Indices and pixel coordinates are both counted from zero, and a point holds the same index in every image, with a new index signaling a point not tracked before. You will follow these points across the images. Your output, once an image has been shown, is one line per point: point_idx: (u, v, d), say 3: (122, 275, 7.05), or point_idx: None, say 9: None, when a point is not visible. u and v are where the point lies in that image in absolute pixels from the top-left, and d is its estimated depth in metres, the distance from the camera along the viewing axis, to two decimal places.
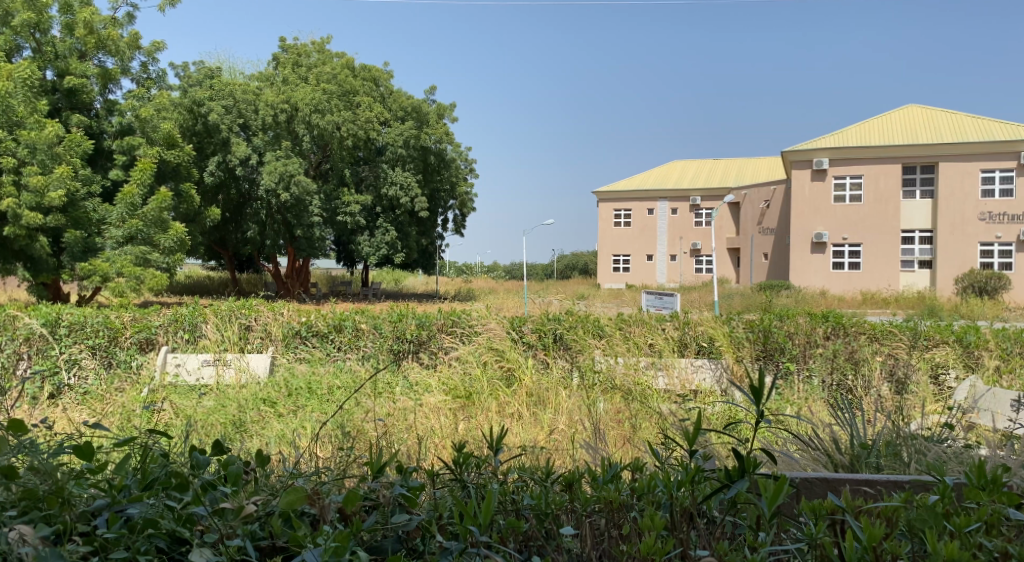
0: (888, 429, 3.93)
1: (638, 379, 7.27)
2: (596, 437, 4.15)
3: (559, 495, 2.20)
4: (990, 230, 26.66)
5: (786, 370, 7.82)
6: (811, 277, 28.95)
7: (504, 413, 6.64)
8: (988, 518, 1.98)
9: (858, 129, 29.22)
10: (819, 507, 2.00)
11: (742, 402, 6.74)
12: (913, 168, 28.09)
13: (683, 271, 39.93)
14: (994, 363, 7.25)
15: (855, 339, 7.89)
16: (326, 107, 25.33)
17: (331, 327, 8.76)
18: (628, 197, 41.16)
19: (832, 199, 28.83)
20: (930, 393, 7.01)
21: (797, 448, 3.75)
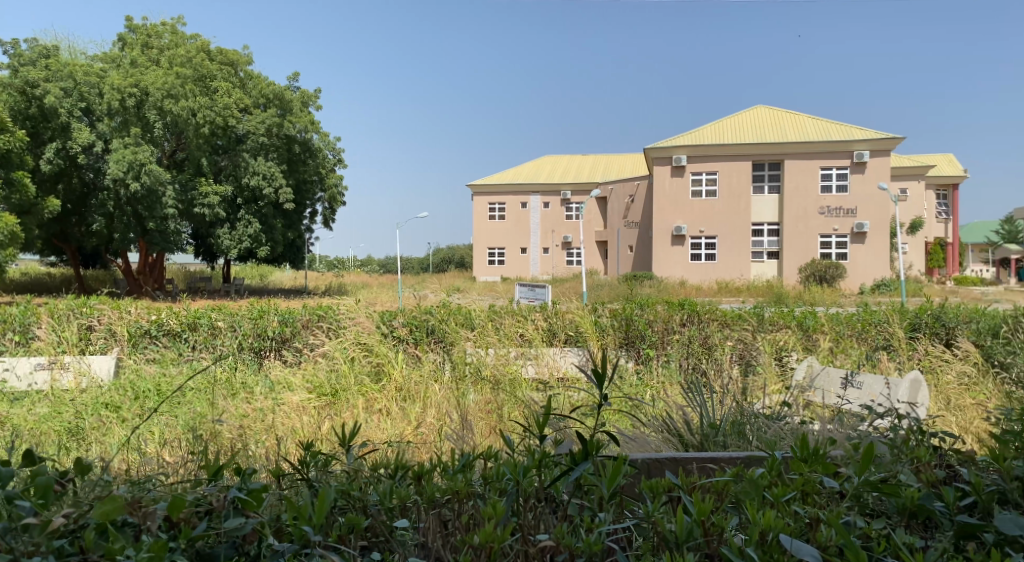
0: (734, 410, 4.20)
1: (508, 368, 7.38)
2: (462, 428, 4.23)
3: (404, 488, 2.16)
4: (829, 223, 28.78)
5: (646, 356, 8.16)
6: (673, 268, 30.22)
7: (371, 409, 6.56)
8: (803, 486, 2.13)
9: (714, 128, 30.73)
10: (656, 485, 2.09)
11: (609, 390, 7.04)
12: (762, 165, 29.85)
13: (556, 263, 40.90)
14: (828, 345, 7.87)
15: (710, 325, 8.27)
16: (179, 92, 24.01)
17: (185, 326, 8.32)
18: (501, 190, 41.52)
19: (690, 194, 30.23)
20: (773, 373, 7.52)
21: (653, 431, 3.96)
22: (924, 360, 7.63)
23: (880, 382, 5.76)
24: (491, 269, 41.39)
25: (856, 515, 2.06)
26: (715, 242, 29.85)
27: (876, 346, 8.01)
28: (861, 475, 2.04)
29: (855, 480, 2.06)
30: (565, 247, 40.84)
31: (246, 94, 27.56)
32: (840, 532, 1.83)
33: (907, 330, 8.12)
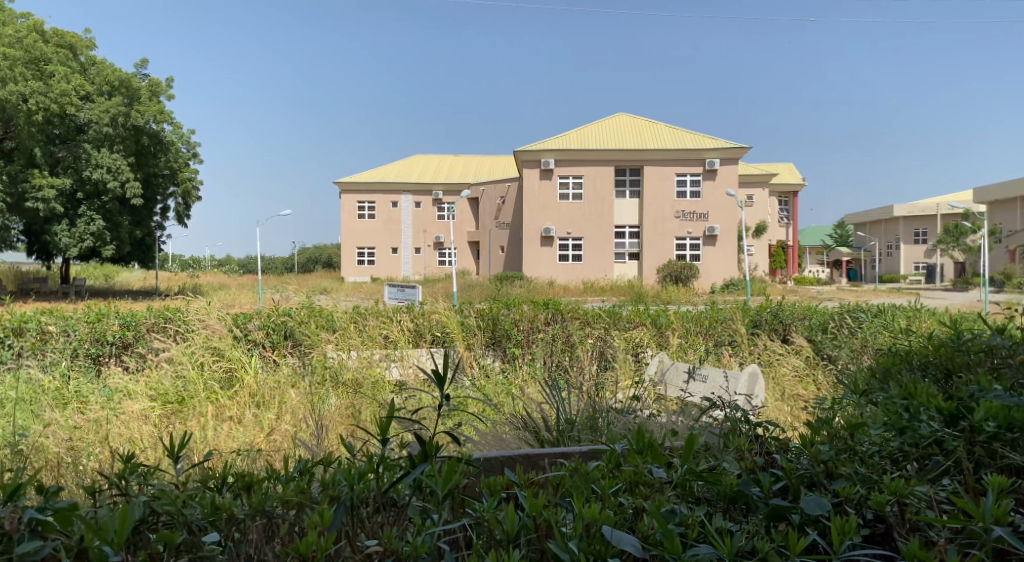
0: (589, 406, 4.26)
1: (370, 371, 7.24)
2: (317, 431, 4.10)
3: (230, 500, 2.09)
4: (683, 226, 30.15)
5: (512, 354, 8.21)
6: (541, 269, 30.65)
7: (221, 417, 6.25)
8: (631, 478, 2.19)
9: (579, 133, 31.54)
10: (493, 483, 2.11)
11: (472, 391, 7.07)
12: (623, 170, 30.91)
13: (428, 263, 40.83)
14: (675, 343, 8.24)
15: (573, 324, 8.44)
16: (7, 75, 22.00)
17: (9, 330, 7.58)
18: (370, 188, 40.54)
19: (558, 197, 30.82)
20: (626, 368, 7.76)
21: (511, 432, 4.02)
22: (763, 355, 8.14)
23: (720, 375, 6.07)
24: (360, 269, 40.32)
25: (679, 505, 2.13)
26: (581, 244, 30.56)
27: (720, 343, 8.44)
28: (684, 464, 2.12)
29: (679, 471, 2.14)
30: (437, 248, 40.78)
31: (88, 81, 25.67)
32: (658, 519, 1.88)
33: (749, 325, 8.59)
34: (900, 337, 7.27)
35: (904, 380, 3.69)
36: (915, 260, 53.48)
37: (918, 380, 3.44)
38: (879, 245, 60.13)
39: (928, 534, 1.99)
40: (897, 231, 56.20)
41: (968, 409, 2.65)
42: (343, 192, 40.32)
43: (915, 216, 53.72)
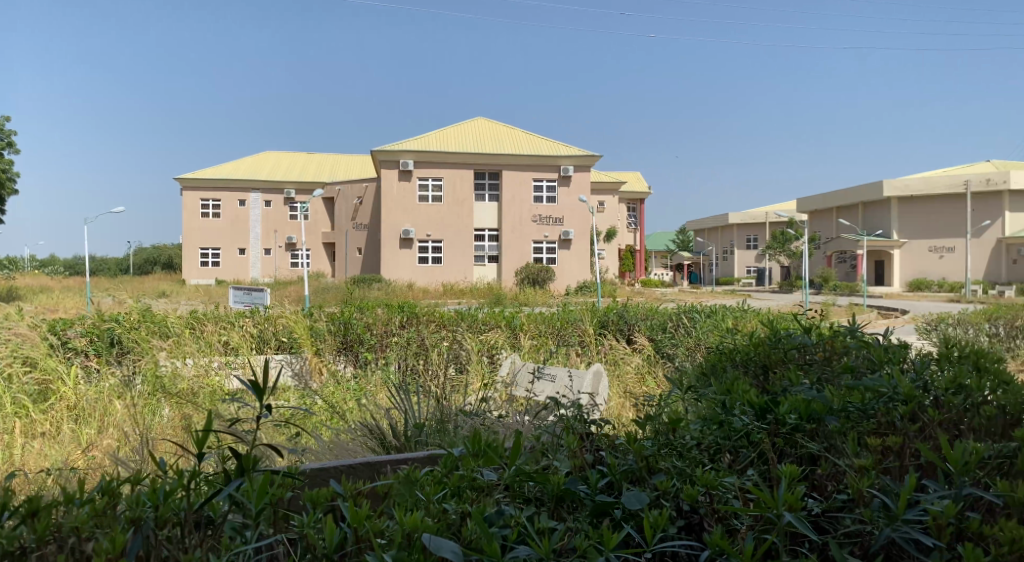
0: (436, 408, 4.59)
1: (208, 381, 6.91)
2: (139, 450, 4.02)
3: (23, 529, 2.00)
4: (540, 230, 30.78)
5: (364, 359, 8.11)
6: (398, 271, 30.14)
7: (33, 434, 5.76)
8: (459, 484, 2.21)
9: (438, 136, 31.47)
10: (317, 495, 2.09)
11: (321, 397, 6.95)
12: (483, 174, 31.17)
13: (279, 265, 39.40)
14: (529, 344, 8.41)
15: (428, 328, 8.49)
16: None
17: None
18: (217, 186, 38.38)
19: (417, 198, 30.47)
20: (479, 370, 7.69)
21: (357, 436, 4.24)
22: (607, 356, 8.39)
23: (563, 374, 6.30)
24: (203, 271, 38.03)
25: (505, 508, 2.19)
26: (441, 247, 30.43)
27: (565, 343, 8.72)
28: (511, 466, 2.19)
29: (508, 472, 2.21)
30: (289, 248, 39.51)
31: None
32: (478, 521, 1.92)
33: (596, 326, 8.97)
34: (731, 335, 7.79)
35: (727, 375, 3.99)
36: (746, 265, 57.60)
37: (737, 376, 3.73)
38: (715, 250, 64.31)
39: (730, 521, 2.15)
40: (731, 238, 60.39)
41: (775, 402, 2.90)
42: (185, 188, 38.00)
43: (747, 224, 57.96)
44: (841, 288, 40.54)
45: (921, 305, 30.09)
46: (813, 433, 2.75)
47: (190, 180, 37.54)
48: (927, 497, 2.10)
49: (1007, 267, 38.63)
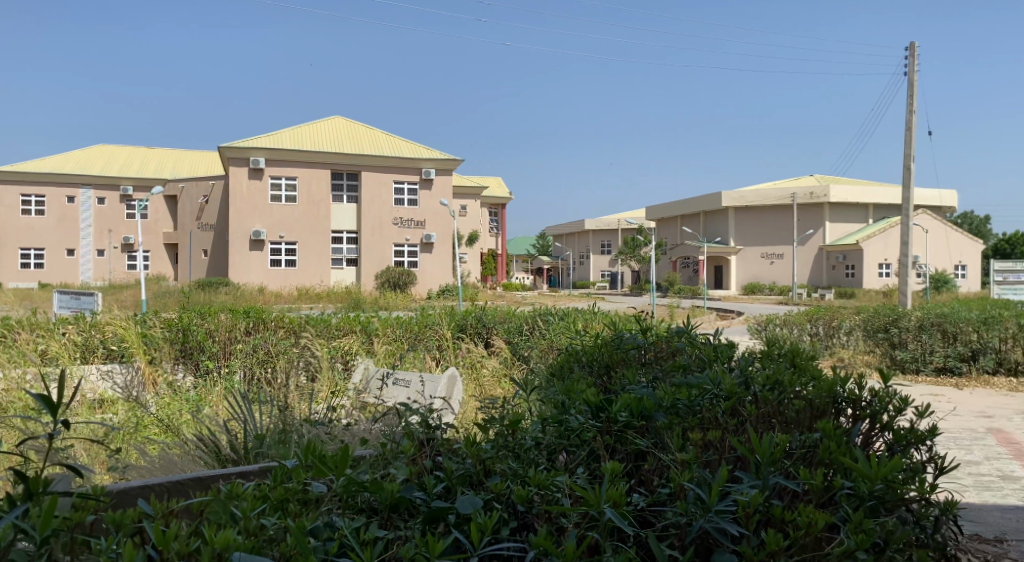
0: (281, 417, 4.57)
1: (22, 391, 6.34)
2: None
3: None
4: (402, 233, 30.48)
5: (205, 368, 8.01)
6: (248, 274, 28.69)
7: None
8: (282, 498, 2.16)
9: (292, 134, 30.36)
10: (123, 517, 1.98)
11: (153, 409, 6.48)
12: (340, 174, 30.30)
13: (113, 267, 36.70)
14: (384, 349, 8.27)
15: (276, 334, 8.45)
16: None
17: None
18: (42, 180, 35.17)
19: (269, 199, 29.14)
20: (331, 374, 7.43)
21: (187, 450, 4.15)
22: (465, 359, 8.37)
23: (420, 379, 6.27)
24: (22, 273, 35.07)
25: (331, 519, 2.15)
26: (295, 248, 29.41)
27: (423, 349, 8.68)
28: (339, 474, 2.14)
29: (339, 482, 2.14)
30: (125, 249, 36.91)
31: None
32: (295, 537, 1.86)
33: (454, 330, 9.09)
34: (581, 336, 8.10)
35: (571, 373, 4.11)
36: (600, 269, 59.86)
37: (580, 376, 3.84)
38: (573, 253, 66.34)
39: (558, 521, 2.21)
40: (587, 243, 62.58)
41: (610, 402, 3.01)
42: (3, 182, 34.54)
43: (601, 230, 60.23)
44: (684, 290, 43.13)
45: (756, 307, 32.37)
46: (643, 430, 2.87)
47: (8, 174, 34.29)
48: (737, 487, 2.26)
49: (827, 271, 42.13)
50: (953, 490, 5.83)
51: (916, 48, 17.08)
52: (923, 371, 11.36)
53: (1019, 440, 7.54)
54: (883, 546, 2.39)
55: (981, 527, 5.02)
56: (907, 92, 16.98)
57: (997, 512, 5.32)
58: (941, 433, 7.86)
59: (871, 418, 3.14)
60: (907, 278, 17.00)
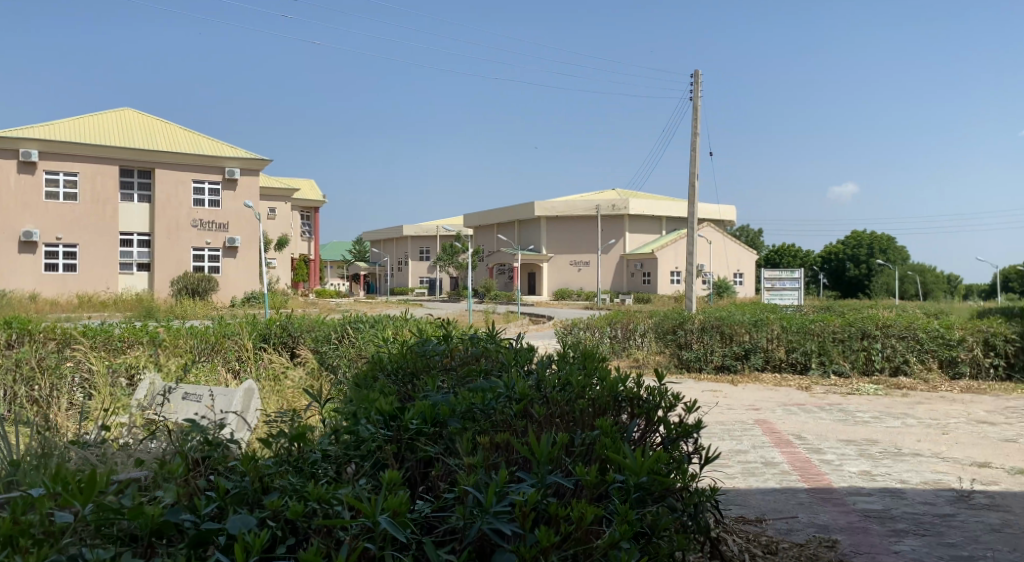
0: (48, 439, 4.13)
1: None
2: None
3: None
4: (201, 236, 28.69)
5: None
6: (18, 279, 25.49)
7: None
8: (18, 530, 1.95)
9: (71, 125, 27.50)
10: None
11: None
12: (130, 171, 27.83)
13: None
14: (175, 363, 7.78)
15: (45, 347, 7.69)
16: None
17: None
18: None
19: (43, 196, 26.16)
20: (107, 392, 6.94)
21: None
22: (266, 371, 8.17)
23: (209, 393, 5.92)
24: None
25: (79, 554, 1.97)
26: (75, 251, 26.53)
27: (218, 361, 8.35)
28: (86, 503, 1.98)
29: (87, 509, 1.98)
30: None
31: None
32: None
33: (256, 340, 8.64)
34: (400, 335, 7.66)
35: (374, 382, 4.05)
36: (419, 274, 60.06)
37: (379, 383, 3.80)
38: (392, 259, 66.10)
39: (335, 535, 2.17)
40: (406, 249, 62.60)
41: (404, 408, 2.99)
42: None
43: (420, 236, 60.41)
44: (501, 298, 44.95)
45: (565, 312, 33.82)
46: (435, 436, 2.88)
47: None
48: (513, 487, 2.35)
49: (627, 278, 44.66)
50: (722, 477, 6.41)
51: (699, 76, 18.76)
52: (705, 369, 12.38)
53: (780, 429, 8.44)
54: (647, 535, 2.58)
55: (745, 509, 5.54)
56: (691, 116, 18.49)
57: (759, 495, 5.90)
58: (716, 425, 8.62)
59: (647, 415, 3.37)
60: (694, 285, 18.38)
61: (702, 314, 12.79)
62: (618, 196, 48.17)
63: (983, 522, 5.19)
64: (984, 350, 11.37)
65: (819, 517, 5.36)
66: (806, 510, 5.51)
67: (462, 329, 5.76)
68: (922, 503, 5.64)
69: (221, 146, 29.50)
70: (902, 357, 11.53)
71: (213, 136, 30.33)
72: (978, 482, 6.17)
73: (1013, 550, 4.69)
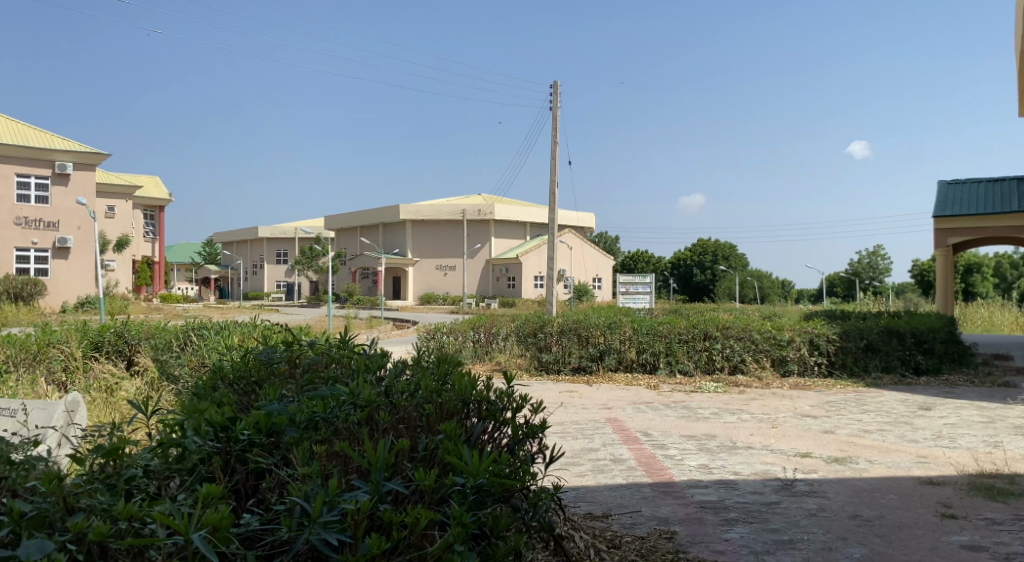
0: None
1: None
2: None
3: None
4: (26, 236, 26.28)
5: None
6: None
7: None
8: None
9: None
10: None
11: None
12: None
13: None
14: None
15: None
16: None
17: None
18: None
19: None
20: None
21: None
22: (96, 382, 7.55)
23: (22, 407, 5.36)
24: None
25: None
26: None
27: (40, 372, 7.67)
28: None
29: None
30: None
31: None
32: None
33: (86, 349, 8.06)
34: (247, 342, 7.23)
35: (213, 391, 3.83)
36: (276, 279, 57.88)
37: (216, 392, 3.58)
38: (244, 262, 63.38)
39: (146, 556, 2.05)
40: (262, 251, 60.16)
41: (237, 417, 2.84)
42: None
43: (277, 238, 58.21)
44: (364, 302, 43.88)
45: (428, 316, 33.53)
46: (270, 446, 2.75)
47: None
48: (345, 495, 2.32)
49: (493, 282, 44.84)
50: (571, 475, 6.55)
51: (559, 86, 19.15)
52: (563, 370, 12.76)
53: (629, 426, 8.75)
54: (484, 536, 2.60)
55: (592, 506, 5.69)
56: (551, 125, 18.80)
57: (606, 491, 6.08)
58: (569, 426, 8.81)
59: (493, 418, 3.37)
60: (554, 290, 18.61)
61: (562, 318, 13.15)
62: (483, 201, 48.49)
63: (802, 508, 5.61)
64: (809, 350, 12.24)
65: (661, 510, 5.60)
66: (648, 504, 5.73)
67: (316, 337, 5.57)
68: (752, 493, 6.02)
69: (50, 138, 27.14)
70: (739, 357, 12.25)
71: (40, 126, 27.86)
72: (800, 471, 6.67)
73: (826, 532, 5.09)
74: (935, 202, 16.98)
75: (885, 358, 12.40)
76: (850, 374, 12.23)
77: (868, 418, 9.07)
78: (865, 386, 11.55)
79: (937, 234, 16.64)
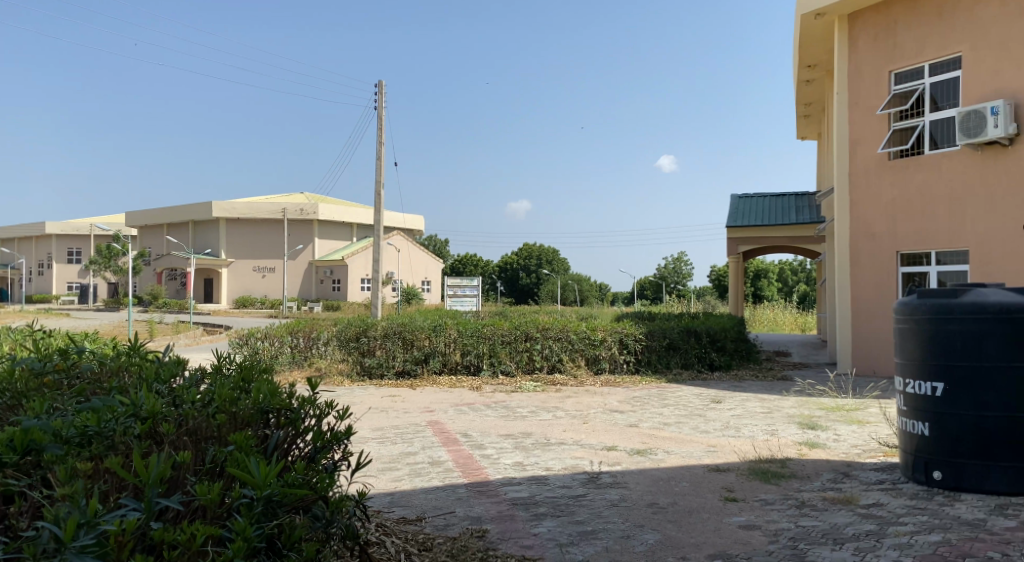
0: None
1: None
2: None
3: None
4: None
5: None
6: None
7: None
8: None
9: None
10: None
11: None
12: None
13: None
14: None
15: None
16: None
17: None
18: None
19: None
20: None
21: None
22: None
23: None
24: None
25: None
26: None
27: None
28: None
29: None
30: None
31: None
32: None
33: None
34: (21, 352, 6.37)
35: None
36: (67, 280, 52.71)
37: None
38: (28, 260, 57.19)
39: None
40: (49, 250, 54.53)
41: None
42: None
43: (67, 235, 52.97)
44: (171, 306, 40.94)
45: (244, 321, 31.88)
46: (29, 465, 2.53)
47: None
48: (108, 515, 2.23)
49: (316, 285, 43.35)
50: (386, 480, 6.46)
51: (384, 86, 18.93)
52: (386, 375, 12.59)
53: (448, 428, 8.77)
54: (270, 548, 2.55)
55: (406, 509, 5.64)
56: (376, 124, 18.54)
57: (421, 494, 6.04)
58: (388, 430, 8.70)
59: (293, 426, 3.25)
60: (380, 293, 18.36)
61: (385, 321, 12.97)
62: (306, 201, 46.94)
63: (605, 499, 5.88)
64: (619, 349, 12.88)
65: (474, 510, 5.65)
66: (462, 504, 5.77)
67: (109, 348, 5.12)
68: (560, 487, 6.23)
69: None
70: (557, 356, 12.65)
71: None
72: (605, 464, 7.00)
73: (625, 521, 5.37)
74: (729, 213, 18.52)
75: (684, 356, 13.24)
76: (654, 371, 12.99)
77: (668, 412, 9.70)
78: (667, 382, 12.35)
79: (729, 242, 18.15)
